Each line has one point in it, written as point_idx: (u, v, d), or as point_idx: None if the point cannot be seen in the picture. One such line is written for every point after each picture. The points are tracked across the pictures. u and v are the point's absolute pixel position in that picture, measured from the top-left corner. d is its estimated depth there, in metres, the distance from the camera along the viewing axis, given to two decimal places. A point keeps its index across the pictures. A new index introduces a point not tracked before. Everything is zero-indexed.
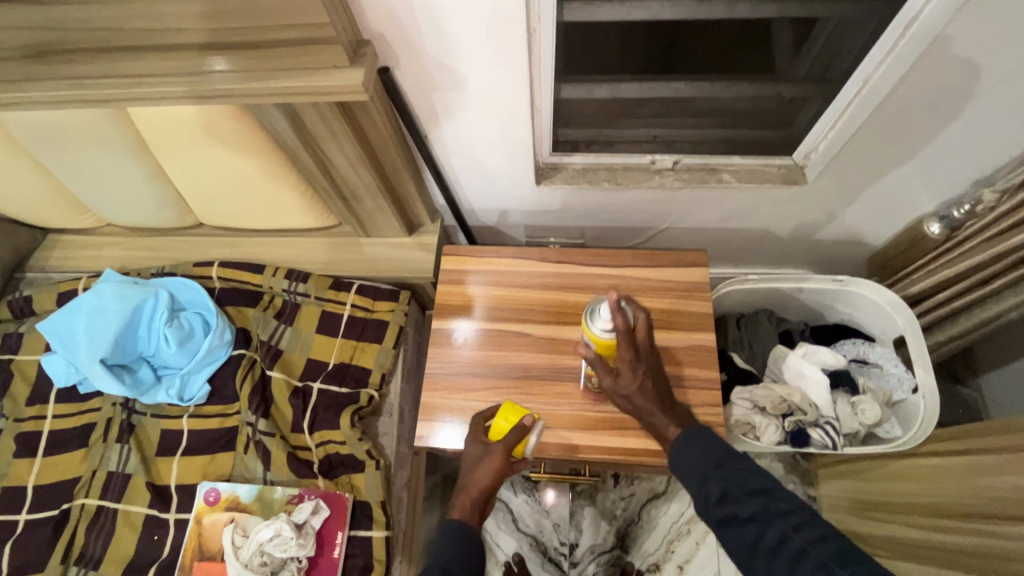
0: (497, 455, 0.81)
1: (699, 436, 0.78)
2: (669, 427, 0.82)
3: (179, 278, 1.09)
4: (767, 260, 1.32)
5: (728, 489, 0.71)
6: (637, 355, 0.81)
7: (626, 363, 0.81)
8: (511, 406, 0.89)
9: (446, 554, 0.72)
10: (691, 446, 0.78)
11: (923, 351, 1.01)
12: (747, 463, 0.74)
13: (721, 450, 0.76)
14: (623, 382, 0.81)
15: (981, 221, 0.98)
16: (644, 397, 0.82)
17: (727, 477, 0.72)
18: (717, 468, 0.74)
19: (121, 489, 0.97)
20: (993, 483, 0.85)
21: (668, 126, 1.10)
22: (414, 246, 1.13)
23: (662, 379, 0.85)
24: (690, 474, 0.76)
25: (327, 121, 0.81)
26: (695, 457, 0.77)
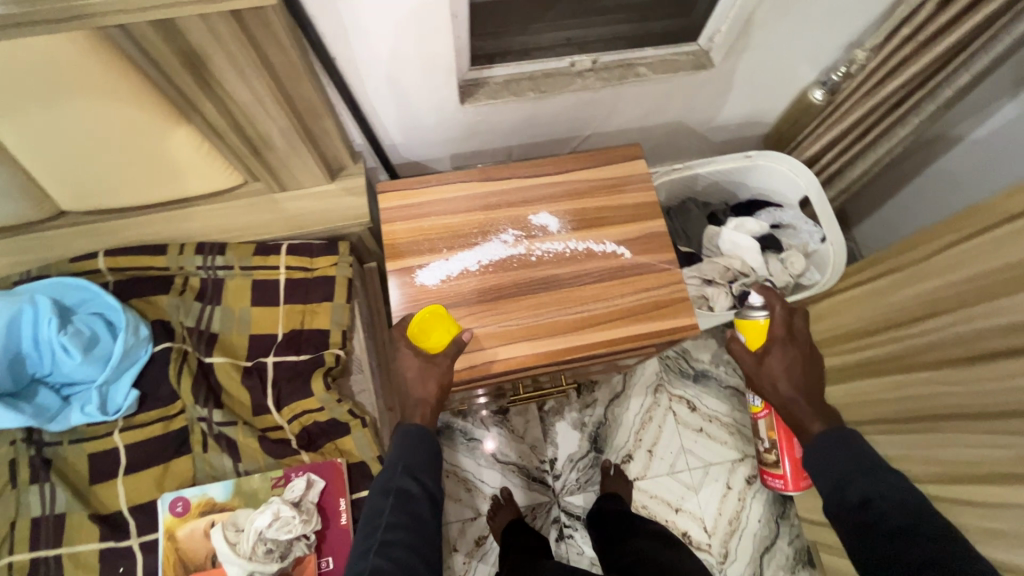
0: (443, 367, 0.81)
1: (842, 439, 0.81)
2: (809, 420, 0.84)
3: (56, 278, 0.90)
4: (679, 154, 1.41)
5: (868, 494, 0.75)
6: (792, 338, 0.87)
7: (777, 345, 0.86)
8: (441, 316, 0.84)
9: (409, 456, 0.78)
10: (837, 447, 0.81)
11: (825, 204, 1.15)
12: (888, 473, 0.76)
13: (866, 454, 0.79)
14: (772, 367, 0.86)
15: (856, 80, 1.09)
16: (791, 385, 0.85)
17: (868, 487, 0.76)
18: (869, 473, 0.77)
19: (58, 532, 0.82)
20: (898, 297, 1.00)
21: (580, 27, 1.07)
22: (340, 191, 1.02)
23: (816, 370, 0.86)
24: (817, 470, 0.82)
25: (222, 41, 0.67)
26: (848, 457, 0.80)
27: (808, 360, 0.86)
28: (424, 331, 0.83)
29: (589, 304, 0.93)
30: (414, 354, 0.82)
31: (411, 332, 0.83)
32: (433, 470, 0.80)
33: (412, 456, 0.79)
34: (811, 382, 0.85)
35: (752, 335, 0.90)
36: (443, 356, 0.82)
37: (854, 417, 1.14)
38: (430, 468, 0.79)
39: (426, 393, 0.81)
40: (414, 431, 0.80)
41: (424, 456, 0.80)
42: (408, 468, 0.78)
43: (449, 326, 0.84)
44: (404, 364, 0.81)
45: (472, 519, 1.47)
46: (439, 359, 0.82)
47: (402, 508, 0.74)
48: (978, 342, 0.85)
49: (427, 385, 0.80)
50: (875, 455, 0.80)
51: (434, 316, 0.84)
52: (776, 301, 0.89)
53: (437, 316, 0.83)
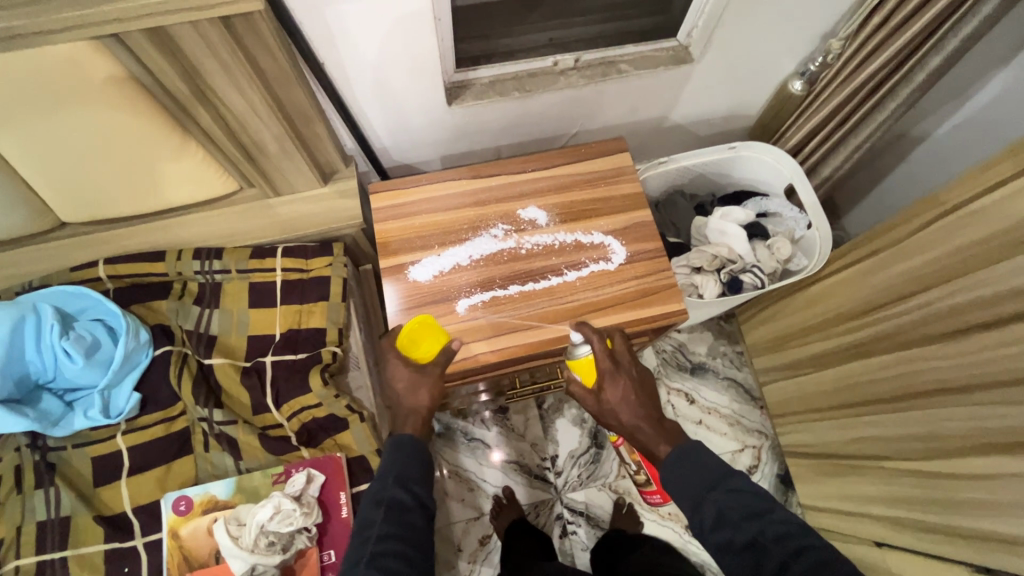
0: (433, 377, 0.82)
1: (692, 453, 0.78)
2: (656, 443, 0.81)
3: (57, 286, 0.92)
4: (666, 149, 1.43)
5: (722, 511, 0.72)
6: (618, 366, 0.85)
7: (606, 378, 0.84)
8: (432, 326, 0.84)
9: (400, 467, 0.75)
10: (683, 468, 0.77)
11: (809, 191, 1.18)
12: (712, 460, 0.77)
13: (713, 468, 0.76)
14: (611, 400, 0.83)
15: (833, 70, 1.12)
16: (631, 414, 0.83)
17: (724, 500, 0.73)
18: (721, 479, 0.75)
19: (62, 534, 0.83)
20: (883, 277, 1.02)
21: (562, 28, 1.10)
22: (333, 195, 1.04)
23: (649, 392, 0.85)
24: (676, 488, 0.77)
25: (212, 49, 0.70)
26: (687, 474, 0.76)
27: (642, 386, 0.85)
28: (414, 340, 0.83)
29: (579, 294, 0.95)
30: (404, 364, 0.81)
31: (399, 343, 0.83)
32: (425, 479, 0.77)
33: (404, 466, 0.75)
34: (650, 407, 0.83)
35: (585, 372, 0.89)
36: (434, 365, 0.83)
37: (847, 400, 1.15)
38: (422, 476, 0.77)
39: (418, 403, 0.81)
40: (405, 440, 0.78)
41: (416, 465, 0.77)
42: (398, 478, 0.74)
43: (437, 335, 0.84)
44: (395, 375, 0.81)
45: (475, 519, 1.48)
46: (429, 368, 0.82)
47: (396, 520, 0.71)
48: (962, 316, 0.87)
49: (419, 395, 0.81)
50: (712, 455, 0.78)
51: (422, 326, 0.84)
52: (592, 331, 0.87)
53: (426, 325, 0.84)
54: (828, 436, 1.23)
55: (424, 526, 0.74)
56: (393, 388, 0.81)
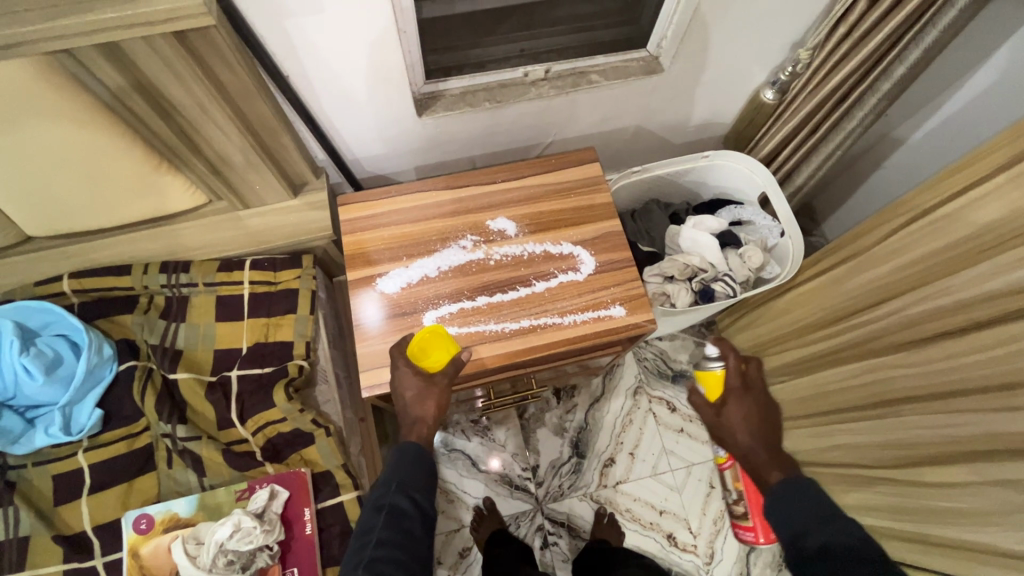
0: (441, 387, 0.83)
1: (794, 488, 0.84)
2: (768, 470, 0.99)
3: (19, 302, 0.91)
4: (642, 157, 1.44)
5: (829, 542, 0.74)
6: (746, 388, 1.10)
7: (733, 396, 1.09)
8: (444, 335, 0.85)
9: (404, 475, 0.80)
10: (799, 497, 0.83)
11: (780, 199, 1.18)
12: (846, 521, 0.76)
13: (829, 506, 0.79)
14: (732, 416, 1.08)
15: (803, 78, 1.13)
16: (748, 434, 1.06)
17: (827, 539, 0.75)
18: (834, 518, 0.77)
19: (20, 554, 0.82)
20: (853, 284, 1.03)
21: (532, 38, 1.11)
22: (303, 207, 1.04)
23: (767, 423, 1.07)
24: (783, 517, 0.82)
25: (168, 62, 0.70)
26: (795, 504, 0.82)
27: (762, 413, 1.09)
28: (425, 349, 0.85)
29: (548, 304, 0.94)
30: (413, 373, 0.83)
31: (411, 351, 0.85)
32: (427, 488, 0.81)
33: (407, 474, 0.80)
34: (764, 433, 1.05)
35: (710, 386, 1.11)
36: (443, 375, 0.84)
37: (823, 408, 1.15)
38: (424, 486, 0.80)
39: (425, 413, 0.82)
40: (411, 447, 0.83)
41: (419, 474, 0.81)
42: (402, 485, 0.79)
43: (449, 345, 0.85)
44: (405, 384, 0.82)
45: (455, 531, 1.46)
46: (437, 378, 0.83)
47: (393, 526, 0.75)
48: (928, 323, 0.87)
49: (426, 404, 0.82)
50: (841, 510, 0.78)
51: (434, 335, 0.85)
52: (732, 356, 1.10)
53: (437, 335, 0.85)
54: (805, 444, 1.22)
55: (422, 535, 0.77)
56: (401, 397, 0.82)
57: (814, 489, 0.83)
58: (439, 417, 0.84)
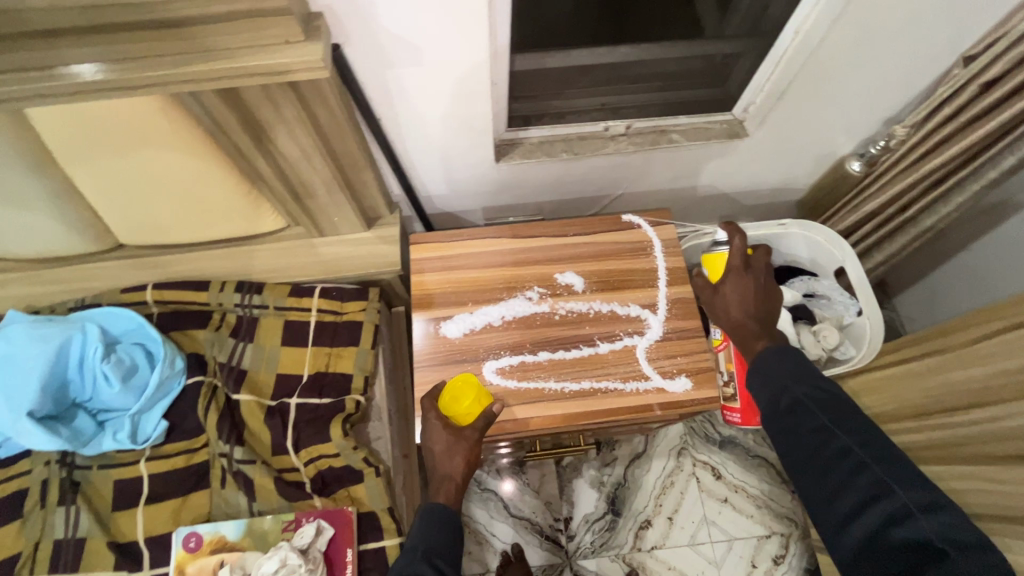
0: (470, 442, 0.80)
1: (782, 354, 0.76)
2: (758, 339, 0.78)
3: (106, 308, 0.96)
4: (711, 216, 1.41)
5: (798, 399, 0.72)
6: (748, 268, 0.83)
7: (733, 273, 0.83)
8: (472, 386, 0.86)
9: (429, 540, 0.76)
10: (778, 361, 0.76)
11: (862, 277, 1.12)
12: (823, 381, 0.74)
13: (804, 368, 0.75)
14: (727, 293, 0.83)
15: (896, 154, 1.09)
16: (743, 310, 0.81)
17: (803, 392, 0.73)
18: (804, 376, 0.74)
19: (76, 556, 0.84)
20: (942, 380, 0.95)
21: (614, 94, 1.11)
22: (375, 239, 1.07)
23: (770, 301, 0.82)
24: (760, 379, 0.76)
25: (277, 104, 0.73)
26: (776, 370, 0.75)
27: (764, 293, 0.83)
28: (455, 399, 0.84)
29: (610, 367, 0.92)
30: (443, 426, 0.81)
31: (441, 402, 0.84)
32: (453, 557, 0.76)
33: (433, 540, 0.76)
34: (763, 310, 0.81)
35: (715, 266, 0.98)
36: (472, 428, 0.82)
37: None
38: (450, 553, 0.76)
39: (453, 469, 0.79)
40: (438, 509, 0.80)
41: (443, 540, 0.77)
42: (427, 552, 0.75)
43: (479, 395, 0.85)
44: (434, 436, 0.81)
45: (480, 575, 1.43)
46: (467, 432, 0.81)
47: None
48: None
49: (455, 460, 0.79)
50: (814, 370, 0.76)
51: (465, 384, 0.86)
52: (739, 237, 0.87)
53: (468, 384, 0.85)
54: None
55: None
56: (430, 451, 0.80)
57: (802, 356, 0.77)
58: (469, 475, 0.80)
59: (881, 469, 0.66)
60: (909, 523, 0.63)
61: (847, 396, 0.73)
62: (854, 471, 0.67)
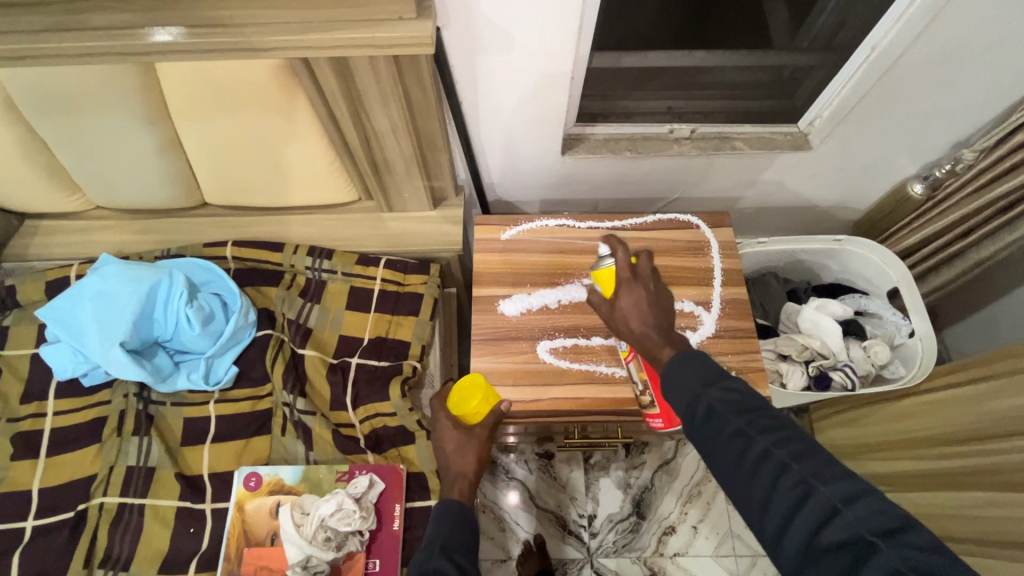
0: (481, 440, 0.84)
1: (693, 357, 0.66)
2: (662, 348, 0.71)
3: (190, 259, 1.04)
4: (762, 228, 1.42)
5: (714, 405, 0.60)
6: (637, 278, 0.78)
7: (624, 285, 0.77)
8: (478, 386, 0.87)
9: (445, 536, 0.73)
10: (685, 366, 0.64)
11: (916, 299, 1.12)
12: (735, 380, 0.62)
13: (713, 368, 0.64)
14: (623, 307, 0.76)
15: (961, 180, 1.08)
16: (642, 321, 0.74)
17: (716, 396, 0.61)
18: (715, 379, 0.63)
19: (146, 483, 0.91)
20: (997, 406, 0.94)
21: (681, 99, 1.14)
22: (439, 219, 1.12)
23: (667, 307, 0.76)
24: (673, 389, 0.64)
25: (378, 76, 0.79)
26: (686, 376, 0.64)
27: (659, 299, 0.76)
28: (462, 400, 0.87)
29: None
30: (453, 426, 0.85)
31: (450, 404, 0.87)
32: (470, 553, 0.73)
33: (449, 535, 0.74)
34: (662, 318, 0.74)
35: (606, 283, 0.82)
36: (481, 427, 0.85)
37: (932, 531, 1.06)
38: (466, 550, 0.73)
39: (466, 467, 0.83)
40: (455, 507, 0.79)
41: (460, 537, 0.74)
42: (444, 546, 0.72)
43: (487, 394, 0.87)
44: (446, 437, 0.84)
45: (501, 561, 1.44)
46: (477, 431, 0.85)
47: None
48: None
49: (466, 458, 0.83)
50: (723, 369, 0.64)
51: (473, 384, 0.88)
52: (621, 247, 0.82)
53: (475, 384, 0.87)
54: None
55: None
56: (443, 451, 0.84)
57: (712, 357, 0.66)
58: (482, 470, 0.84)
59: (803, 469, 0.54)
60: (839, 527, 0.50)
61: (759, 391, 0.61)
62: (776, 477, 0.54)
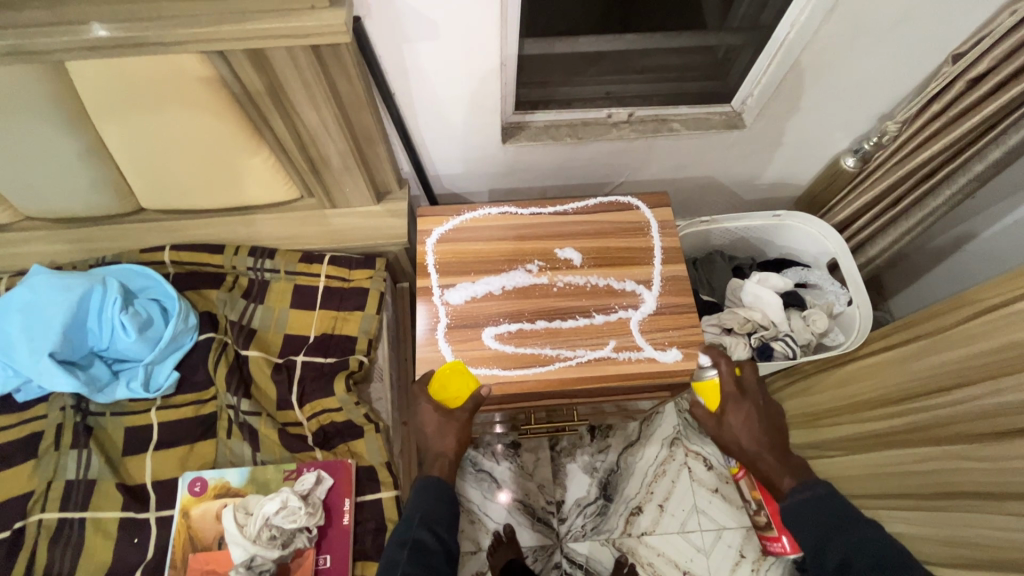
0: (461, 421, 0.87)
1: (818, 494, 0.81)
2: (782, 477, 0.84)
3: (126, 265, 1.01)
4: (708, 208, 1.45)
5: (845, 556, 0.75)
6: (744, 394, 0.87)
7: (732, 404, 0.87)
8: (460, 371, 0.90)
9: (426, 508, 0.82)
10: (814, 505, 0.80)
11: (852, 269, 1.16)
12: (863, 531, 0.76)
13: (840, 514, 0.79)
14: (734, 425, 0.86)
15: (888, 150, 1.13)
16: (755, 442, 0.85)
17: (847, 547, 0.75)
18: (847, 528, 0.77)
19: (86, 496, 0.89)
20: (925, 364, 0.99)
21: (619, 83, 1.16)
22: (384, 214, 1.10)
23: (775, 426, 0.87)
24: (803, 527, 0.80)
25: (299, 68, 0.78)
26: (817, 518, 0.79)
27: (765, 415, 0.87)
28: (444, 385, 0.88)
29: (605, 337, 0.96)
30: (434, 410, 0.87)
31: (432, 389, 0.89)
32: (449, 522, 0.82)
33: (431, 510, 0.82)
34: (772, 438, 0.86)
35: (709, 395, 0.90)
36: (462, 410, 0.88)
37: (875, 491, 1.11)
38: (446, 520, 0.82)
39: (444, 447, 0.86)
40: (433, 482, 0.85)
41: (440, 509, 0.83)
42: (426, 520, 0.81)
43: (467, 380, 0.89)
44: (426, 420, 0.87)
45: (472, 553, 1.45)
46: (457, 414, 0.87)
47: (419, 560, 0.77)
48: (1001, 418, 0.84)
49: (447, 439, 0.86)
50: (854, 515, 0.79)
51: (453, 371, 0.90)
52: (725, 359, 0.90)
53: (456, 371, 0.89)
54: None
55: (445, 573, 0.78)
56: (425, 432, 0.87)
57: (831, 493, 0.81)
58: (459, 451, 0.87)
59: None
60: None
61: (902, 549, 0.74)
62: None
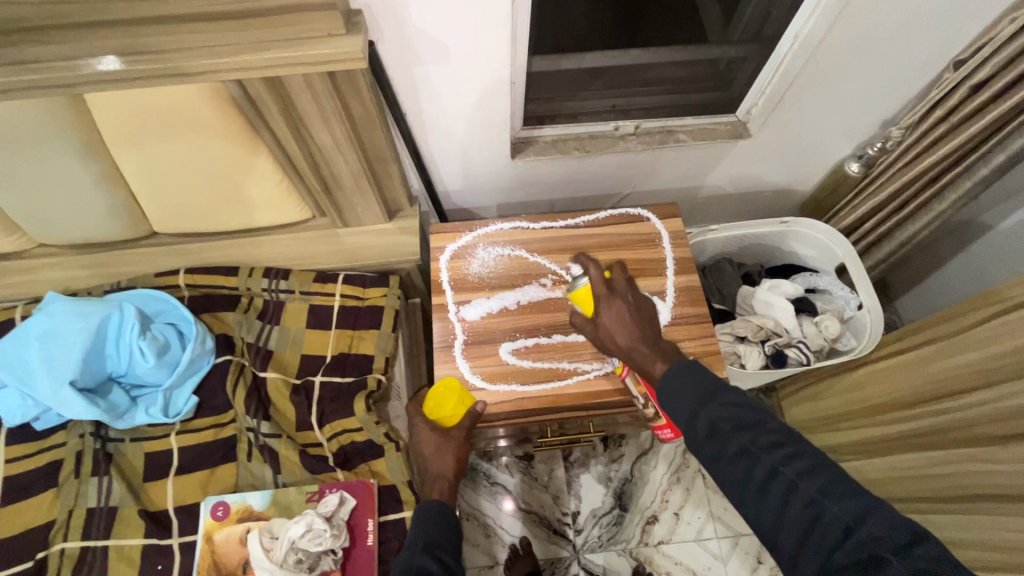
0: (457, 440, 0.87)
1: (686, 368, 0.72)
2: (654, 361, 0.78)
3: (142, 290, 1.02)
4: (714, 216, 1.46)
5: (715, 422, 0.65)
6: (613, 292, 0.85)
7: (603, 302, 0.84)
8: (452, 388, 0.90)
9: (427, 534, 0.75)
10: (682, 379, 0.70)
11: (862, 274, 1.16)
12: (732, 396, 0.67)
13: (710, 384, 0.69)
14: (606, 323, 0.82)
15: (892, 155, 1.14)
16: (628, 335, 0.80)
17: (714, 413, 0.66)
18: (714, 394, 0.68)
19: (108, 524, 0.88)
20: (939, 367, 0.99)
21: (625, 96, 1.17)
22: (396, 230, 1.11)
23: (647, 319, 0.83)
24: (676, 406, 0.70)
25: (314, 92, 0.79)
26: (682, 387, 0.70)
27: (638, 312, 0.83)
28: (439, 403, 0.88)
29: None
30: (432, 430, 0.87)
31: (427, 408, 0.89)
32: (451, 548, 0.75)
33: (432, 534, 0.75)
34: (645, 329, 0.81)
35: (585, 301, 0.89)
36: (458, 429, 0.88)
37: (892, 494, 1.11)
38: (450, 546, 0.75)
39: (444, 468, 0.84)
40: (434, 507, 0.80)
41: (443, 536, 0.76)
42: (427, 544, 0.74)
43: (462, 397, 0.89)
44: (422, 440, 0.86)
45: (488, 568, 1.44)
46: (454, 432, 0.87)
47: None
48: (1018, 421, 0.84)
49: (445, 459, 0.85)
50: (720, 382, 0.69)
51: (448, 389, 0.90)
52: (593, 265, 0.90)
53: (450, 388, 0.90)
54: None
55: None
56: (422, 454, 0.85)
57: (706, 369, 0.72)
58: (459, 472, 0.86)
59: (842, 513, 0.57)
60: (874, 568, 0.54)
61: (757, 402, 0.66)
62: (786, 498, 0.59)
